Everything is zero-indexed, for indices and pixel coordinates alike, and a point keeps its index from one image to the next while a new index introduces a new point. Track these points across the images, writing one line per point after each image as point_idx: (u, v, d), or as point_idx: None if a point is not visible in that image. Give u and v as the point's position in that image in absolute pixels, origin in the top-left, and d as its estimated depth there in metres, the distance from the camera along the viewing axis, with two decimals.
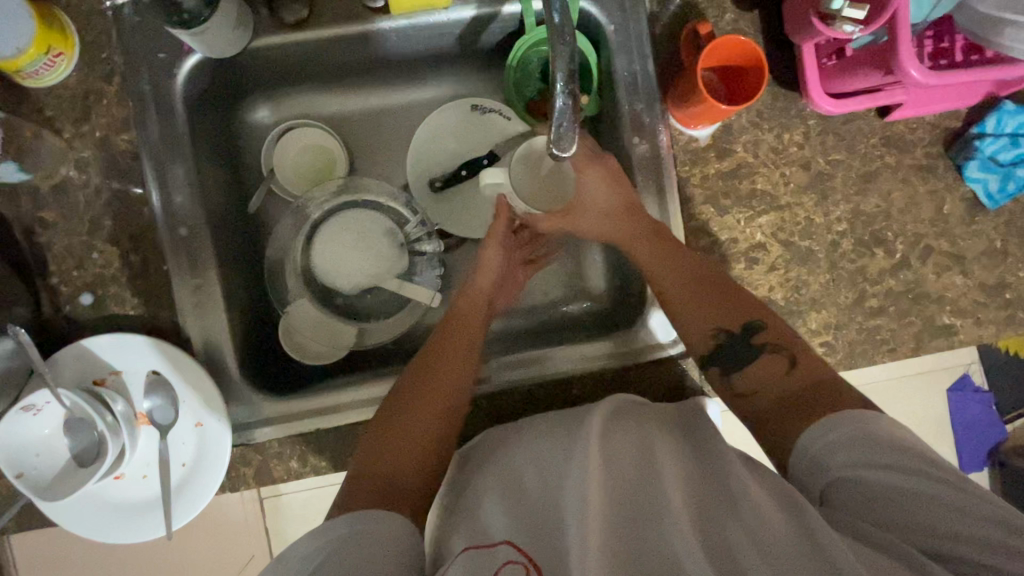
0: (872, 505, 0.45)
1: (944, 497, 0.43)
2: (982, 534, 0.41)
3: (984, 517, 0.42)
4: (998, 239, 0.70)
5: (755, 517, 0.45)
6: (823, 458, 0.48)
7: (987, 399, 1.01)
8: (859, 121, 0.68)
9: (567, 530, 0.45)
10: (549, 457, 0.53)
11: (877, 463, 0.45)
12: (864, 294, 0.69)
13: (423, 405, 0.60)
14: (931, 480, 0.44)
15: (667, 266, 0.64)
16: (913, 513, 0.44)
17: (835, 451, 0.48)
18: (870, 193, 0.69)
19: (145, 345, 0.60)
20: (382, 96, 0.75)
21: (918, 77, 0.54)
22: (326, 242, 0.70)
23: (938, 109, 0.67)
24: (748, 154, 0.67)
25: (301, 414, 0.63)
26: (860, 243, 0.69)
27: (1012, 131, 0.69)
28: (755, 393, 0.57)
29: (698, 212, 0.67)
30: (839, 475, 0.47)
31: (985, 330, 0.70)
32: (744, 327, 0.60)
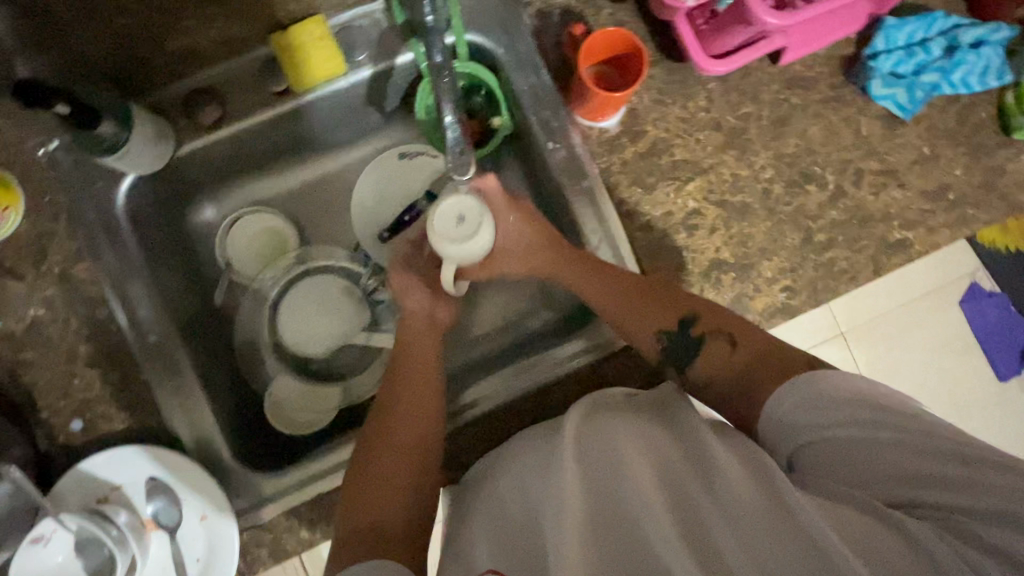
0: (844, 462, 0.48)
1: (914, 444, 0.46)
2: (954, 474, 0.44)
3: (954, 458, 0.44)
4: (926, 145, 0.71)
5: (733, 498, 0.47)
6: (783, 427, 0.52)
7: (1001, 300, 0.99)
8: (756, 73, 0.71)
9: (548, 536, 0.47)
10: (529, 472, 0.53)
11: (839, 422, 0.48)
12: (810, 232, 0.70)
13: (396, 430, 0.59)
14: (895, 430, 0.47)
15: (606, 281, 0.66)
16: (885, 465, 0.47)
17: (793, 420, 0.51)
18: (788, 135, 0.71)
19: (138, 454, 0.63)
20: (313, 168, 0.80)
21: (776, 23, 0.59)
22: (291, 315, 0.74)
23: (827, 41, 0.69)
24: (660, 130, 0.70)
25: (297, 484, 0.65)
26: (792, 184, 0.70)
27: (905, 43, 0.71)
28: (711, 378, 0.60)
29: (628, 196, 0.69)
30: (805, 439, 0.50)
31: (940, 236, 0.71)
32: (681, 322, 0.63)
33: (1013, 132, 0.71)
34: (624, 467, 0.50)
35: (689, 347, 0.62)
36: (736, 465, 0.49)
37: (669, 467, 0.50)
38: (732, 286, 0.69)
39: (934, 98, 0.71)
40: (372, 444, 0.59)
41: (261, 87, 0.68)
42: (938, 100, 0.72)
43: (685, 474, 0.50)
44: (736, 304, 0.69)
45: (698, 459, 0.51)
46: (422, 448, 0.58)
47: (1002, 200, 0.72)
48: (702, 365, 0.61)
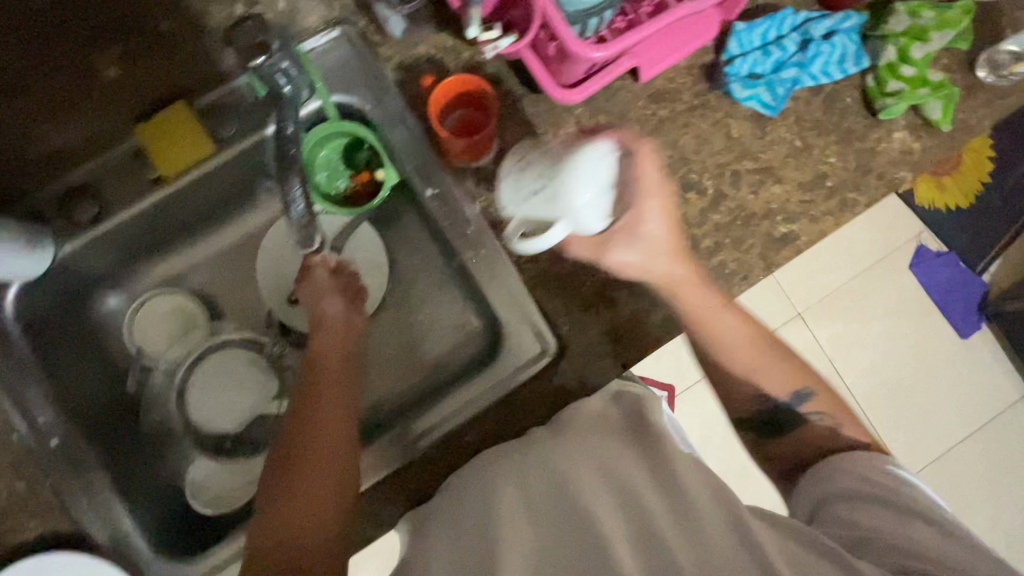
0: (850, 526, 0.55)
1: (926, 531, 0.52)
2: (955, 559, 0.49)
3: (954, 542, 0.51)
4: (796, 138, 0.73)
5: (693, 520, 0.49)
6: (831, 478, 0.61)
7: None
8: (620, 92, 0.72)
9: (496, 542, 0.49)
10: (489, 483, 0.56)
11: (846, 492, 0.58)
12: (696, 239, 0.72)
13: (315, 454, 0.59)
14: (921, 522, 0.53)
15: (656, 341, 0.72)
16: (885, 531, 0.53)
17: (853, 485, 0.59)
18: (660, 148, 0.72)
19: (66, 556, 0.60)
20: (213, 244, 0.80)
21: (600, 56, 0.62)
22: (200, 394, 0.73)
23: (684, 52, 0.70)
24: (534, 161, 0.71)
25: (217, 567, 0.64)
26: (671, 195, 0.72)
27: (761, 42, 0.72)
28: (783, 454, 0.68)
29: (512, 230, 0.70)
30: (831, 494, 0.59)
31: (824, 225, 0.72)
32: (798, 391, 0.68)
33: (880, 113, 0.72)
34: (573, 490, 0.52)
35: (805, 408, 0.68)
36: (709, 502, 0.52)
37: (631, 489, 0.52)
38: (628, 303, 0.70)
39: (797, 92, 0.73)
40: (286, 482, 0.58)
41: (135, 177, 0.69)
42: (802, 93, 0.73)
43: (650, 505, 0.51)
44: (634, 320, 0.70)
45: (648, 483, 0.54)
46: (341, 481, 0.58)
47: (880, 180, 0.73)
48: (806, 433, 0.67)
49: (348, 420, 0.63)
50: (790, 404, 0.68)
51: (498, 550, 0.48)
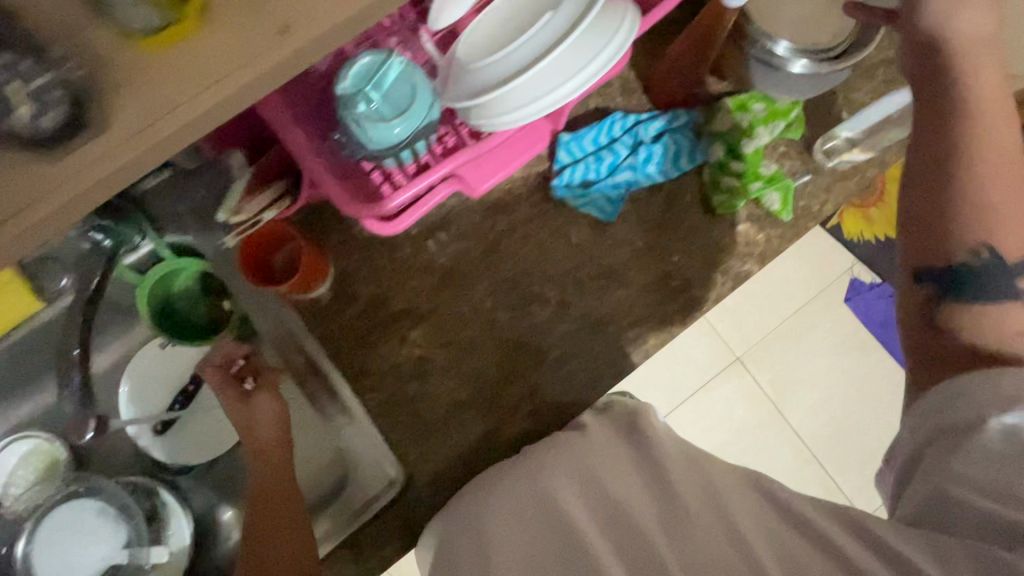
0: (1000, 482, 0.42)
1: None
2: None
3: None
4: (639, 239, 0.72)
5: (687, 529, 0.54)
6: (919, 457, 0.48)
7: None
8: (456, 208, 0.72)
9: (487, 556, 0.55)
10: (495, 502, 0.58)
11: (961, 454, 0.44)
12: (542, 350, 0.70)
13: (296, 527, 0.60)
14: None
15: None
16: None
17: (937, 440, 0.46)
18: (500, 262, 0.71)
19: None
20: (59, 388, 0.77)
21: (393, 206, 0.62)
22: (45, 548, 0.70)
23: (517, 164, 0.71)
24: (372, 286, 0.70)
25: None
26: (514, 307, 0.71)
27: (594, 147, 0.73)
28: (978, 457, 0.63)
29: (353, 359, 0.69)
30: (926, 451, 0.47)
31: (674, 323, 0.71)
32: None
33: (718, 208, 0.72)
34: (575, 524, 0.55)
35: (1011, 285, 0.47)
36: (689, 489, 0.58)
37: (609, 501, 0.58)
38: (476, 424, 0.69)
39: (634, 192, 0.73)
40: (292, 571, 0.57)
41: None
42: (641, 193, 0.73)
43: (642, 516, 0.56)
44: (482, 441, 0.69)
45: (620, 507, 0.57)
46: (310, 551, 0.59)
47: (726, 275, 0.72)
48: (970, 321, 0.48)
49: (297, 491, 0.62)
50: (969, 265, 0.48)
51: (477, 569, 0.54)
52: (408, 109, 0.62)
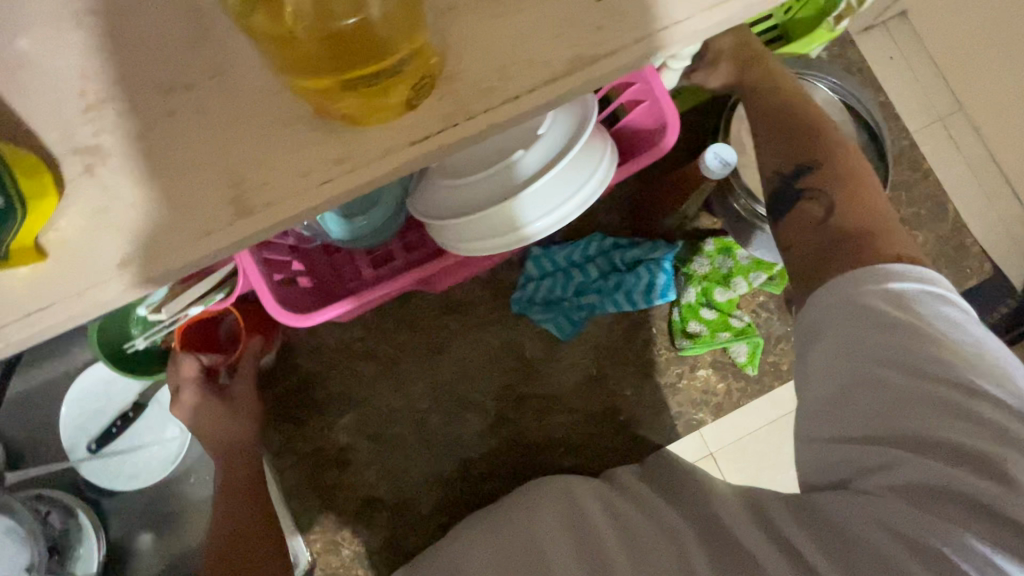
0: (843, 400, 0.39)
1: (900, 409, 0.36)
2: (926, 460, 0.35)
3: (953, 455, 0.35)
4: (592, 365, 0.70)
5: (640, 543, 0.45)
6: (805, 364, 0.42)
7: None
8: (412, 300, 0.70)
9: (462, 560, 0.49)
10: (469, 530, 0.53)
11: (828, 367, 0.39)
12: (468, 463, 0.68)
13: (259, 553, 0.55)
14: (905, 411, 0.36)
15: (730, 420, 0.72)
16: (872, 418, 0.37)
17: (823, 363, 0.40)
18: (446, 363, 0.69)
19: None
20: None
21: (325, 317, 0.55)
22: None
23: (480, 272, 0.67)
24: (314, 363, 0.69)
25: None
26: (450, 413, 0.68)
27: (565, 264, 0.70)
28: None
29: (277, 435, 0.68)
30: (806, 365, 0.41)
31: (610, 459, 0.69)
32: None
33: (681, 349, 0.69)
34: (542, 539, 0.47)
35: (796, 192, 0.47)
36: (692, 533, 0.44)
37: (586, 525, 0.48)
38: (386, 523, 0.67)
39: (597, 316, 0.70)
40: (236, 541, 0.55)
41: None
42: (604, 317, 0.71)
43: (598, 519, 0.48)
44: (387, 535, 0.67)
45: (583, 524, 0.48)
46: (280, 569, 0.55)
47: (675, 419, 0.70)
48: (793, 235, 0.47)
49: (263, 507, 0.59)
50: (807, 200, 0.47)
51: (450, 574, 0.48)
52: (370, 206, 0.59)
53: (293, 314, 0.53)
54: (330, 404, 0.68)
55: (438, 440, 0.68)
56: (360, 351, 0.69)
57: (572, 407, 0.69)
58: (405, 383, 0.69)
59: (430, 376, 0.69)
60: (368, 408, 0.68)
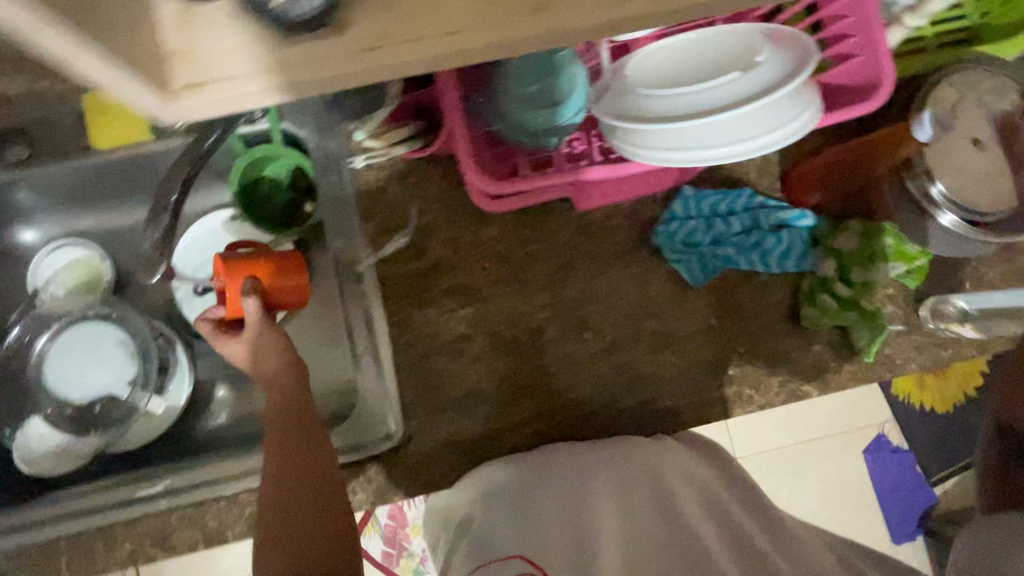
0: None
1: None
2: None
3: None
4: (713, 316, 0.70)
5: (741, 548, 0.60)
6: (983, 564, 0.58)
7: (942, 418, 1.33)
8: (553, 212, 0.71)
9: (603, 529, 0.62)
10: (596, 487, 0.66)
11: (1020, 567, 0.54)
12: (574, 380, 0.69)
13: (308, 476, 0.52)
14: None
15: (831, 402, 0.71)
16: None
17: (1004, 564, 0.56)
18: (572, 280, 0.70)
19: None
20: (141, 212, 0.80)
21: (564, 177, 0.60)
22: (63, 357, 0.73)
23: (628, 197, 0.69)
24: (446, 251, 0.70)
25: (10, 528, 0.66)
26: (567, 329, 0.69)
27: (708, 212, 0.71)
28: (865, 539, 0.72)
29: (398, 310, 0.70)
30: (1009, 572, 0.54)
31: (710, 410, 0.69)
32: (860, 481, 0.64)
33: (804, 319, 0.70)
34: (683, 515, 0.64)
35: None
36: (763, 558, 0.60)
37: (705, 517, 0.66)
38: (482, 417, 0.69)
39: (729, 270, 0.71)
40: (286, 441, 0.51)
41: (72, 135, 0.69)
42: (735, 273, 0.71)
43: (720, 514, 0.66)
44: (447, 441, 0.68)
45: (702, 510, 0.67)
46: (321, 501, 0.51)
47: (783, 387, 0.70)
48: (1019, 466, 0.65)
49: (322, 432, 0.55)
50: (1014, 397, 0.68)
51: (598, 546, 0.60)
52: (553, 108, 0.61)
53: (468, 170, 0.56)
54: (453, 294, 0.70)
55: (552, 352, 0.69)
56: (493, 248, 0.70)
57: (686, 351, 0.70)
58: (529, 291, 0.70)
59: (556, 289, 0.70)
60: (490, 305, 0.70)
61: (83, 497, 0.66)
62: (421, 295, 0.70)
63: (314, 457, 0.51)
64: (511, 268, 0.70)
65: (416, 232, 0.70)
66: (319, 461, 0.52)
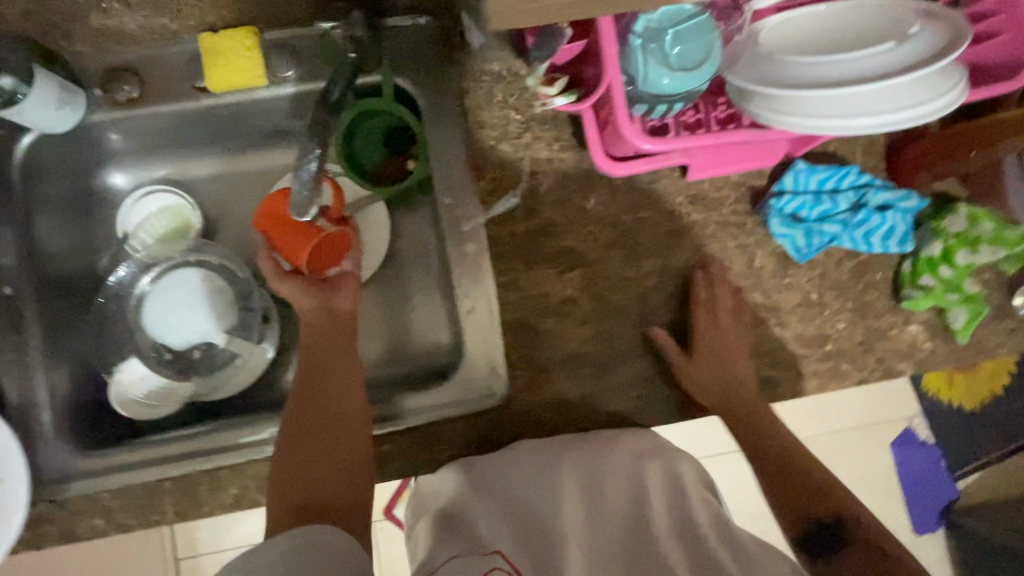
0: None
1: None
2: None
3: None
4: (813, 291, 0.71)
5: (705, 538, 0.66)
6: None
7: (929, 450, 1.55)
8: (664, 180, 0.71)
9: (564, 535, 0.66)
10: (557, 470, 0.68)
11: None
12: (678, 348, 0.70)
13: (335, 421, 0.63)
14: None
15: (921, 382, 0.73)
16: None
17: None
18: (679, 249, 0.71)
19: None
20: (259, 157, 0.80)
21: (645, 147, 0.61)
22: (160, 301, 0.73)
23: (741, 168, 0.69)
24: (556, 213, 0.70)
25: (119, 467, 0.66)
26: (672, 297, 0.70)
27: (816, 187, 0.71)
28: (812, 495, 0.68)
29: (508, 269, 0.70)
30: None
31: (807, 382, 0.71)
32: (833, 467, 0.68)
33: (904, 299, 0.71)
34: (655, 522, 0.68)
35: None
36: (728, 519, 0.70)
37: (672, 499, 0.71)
38: (586, 378, 0.69)
39: (832, 247, 0.72)
40: (319, 394, 0.64)
41: (182, 78, 0.68)
42: (837, 251, 0.72)
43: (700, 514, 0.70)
44: (428, 434, 0.69)
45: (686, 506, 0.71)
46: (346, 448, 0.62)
47: (877, 364, 0.72)
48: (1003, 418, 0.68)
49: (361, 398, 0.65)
50: None
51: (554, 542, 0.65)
52: (687, 70, 0.60)
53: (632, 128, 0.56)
54: (563, 256, 0.70)
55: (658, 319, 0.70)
56: (604, 213, 0.70)
57: (786, 324, 0.71)
58: (636, 257, 0.70)
59: (662, 257, 0.71)
60: (597, 269, 0.70)
61: (187, 444, 0.67)
62: (531, 255, 0.70)
63: (325, 412, 0.63)
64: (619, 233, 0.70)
65: (527, 193, 0.70)
66: (338, 406, 0.63)
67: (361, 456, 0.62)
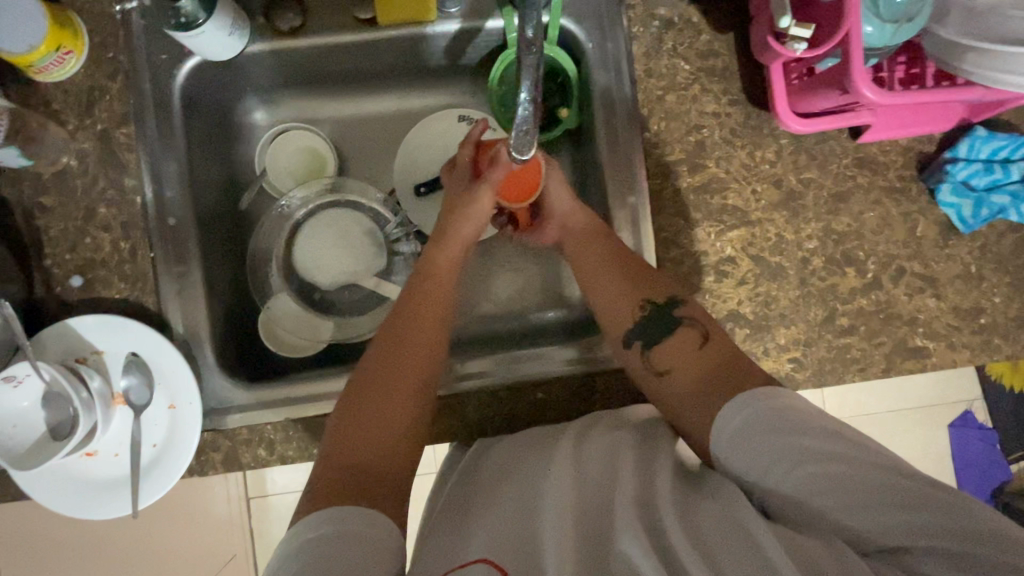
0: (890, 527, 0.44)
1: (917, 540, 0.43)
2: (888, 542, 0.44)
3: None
4: (973, 263, 0.70)
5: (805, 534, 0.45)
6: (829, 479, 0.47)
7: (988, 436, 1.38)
8: (832, 142, 0.69)
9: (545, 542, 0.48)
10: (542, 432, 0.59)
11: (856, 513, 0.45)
12: (834, 312, 0.69)
13: (399, 372, 0.60)
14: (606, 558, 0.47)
15: None
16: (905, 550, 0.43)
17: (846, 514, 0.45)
18: (842, 212, 0.69)
19: (140, 330, 0.63)
20: (408, 101, 0.78)
21: (873, 98, 0.55)
22: (308, 240, 0.73)
23: (912, 133, 0.68)
24: (720, 169, 0.69)
25: (281, 400, 0.66)
26: (831, 261, 0.69)
27: (986, 157, 0.69)
28: (670, 366, 0.60)
29: (668, 224, 0.69)
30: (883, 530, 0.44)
31: (959, 354, 0.69)
32: (669, 299, 0.63)
33: None
34: (616, 494, 0.52)
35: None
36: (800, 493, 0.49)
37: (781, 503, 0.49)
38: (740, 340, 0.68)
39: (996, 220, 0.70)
40: (394, 348, 0.62)
41: (345, 10, 0.67)
42: (1000, 223, 0.70)
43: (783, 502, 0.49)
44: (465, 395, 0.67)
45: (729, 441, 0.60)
46: (413, 395, 0.59)
47: None
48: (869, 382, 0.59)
49: (419, 348, 0.62)
50: None
51: (552, 544, 0.48)
52: (899, 24, 0.58)
53: (858, 74, 0.54)
54: (726, 215, 0.69)
55: (817, 283, 0.69)
56: (768, 172, 0.69)
57: (942, 294, 0.70)
58: (798, 219, 0.69)
59: (824, 219, 0.69)
60: (758, 229, 0.69)
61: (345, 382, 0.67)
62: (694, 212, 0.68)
63: (407, 364, 0.61)
64: (783, 193, 0.69)
65: (690, 147, 0.69)
66: (399, 355, 0.61)
67: (411, 418, 0.59)
